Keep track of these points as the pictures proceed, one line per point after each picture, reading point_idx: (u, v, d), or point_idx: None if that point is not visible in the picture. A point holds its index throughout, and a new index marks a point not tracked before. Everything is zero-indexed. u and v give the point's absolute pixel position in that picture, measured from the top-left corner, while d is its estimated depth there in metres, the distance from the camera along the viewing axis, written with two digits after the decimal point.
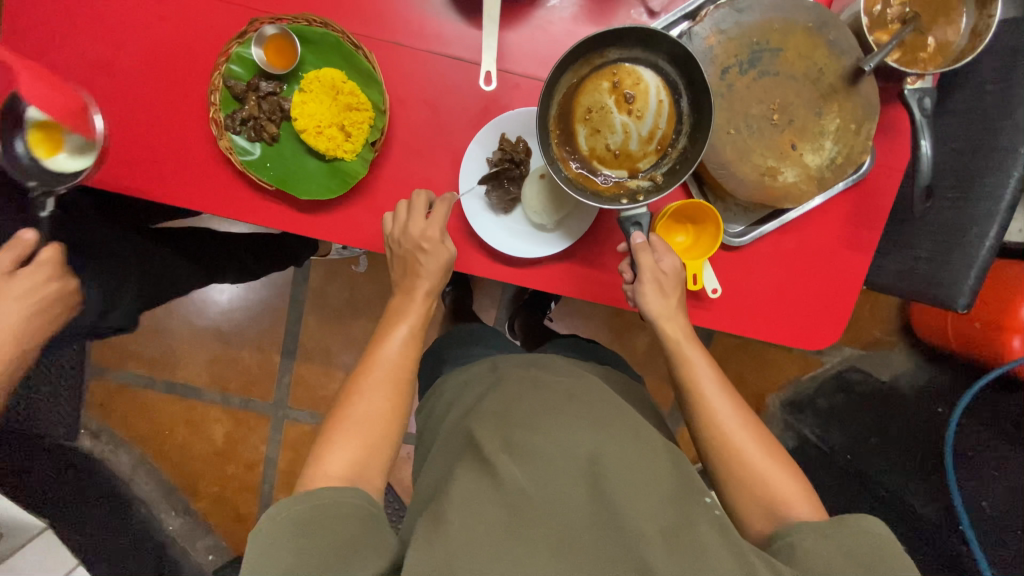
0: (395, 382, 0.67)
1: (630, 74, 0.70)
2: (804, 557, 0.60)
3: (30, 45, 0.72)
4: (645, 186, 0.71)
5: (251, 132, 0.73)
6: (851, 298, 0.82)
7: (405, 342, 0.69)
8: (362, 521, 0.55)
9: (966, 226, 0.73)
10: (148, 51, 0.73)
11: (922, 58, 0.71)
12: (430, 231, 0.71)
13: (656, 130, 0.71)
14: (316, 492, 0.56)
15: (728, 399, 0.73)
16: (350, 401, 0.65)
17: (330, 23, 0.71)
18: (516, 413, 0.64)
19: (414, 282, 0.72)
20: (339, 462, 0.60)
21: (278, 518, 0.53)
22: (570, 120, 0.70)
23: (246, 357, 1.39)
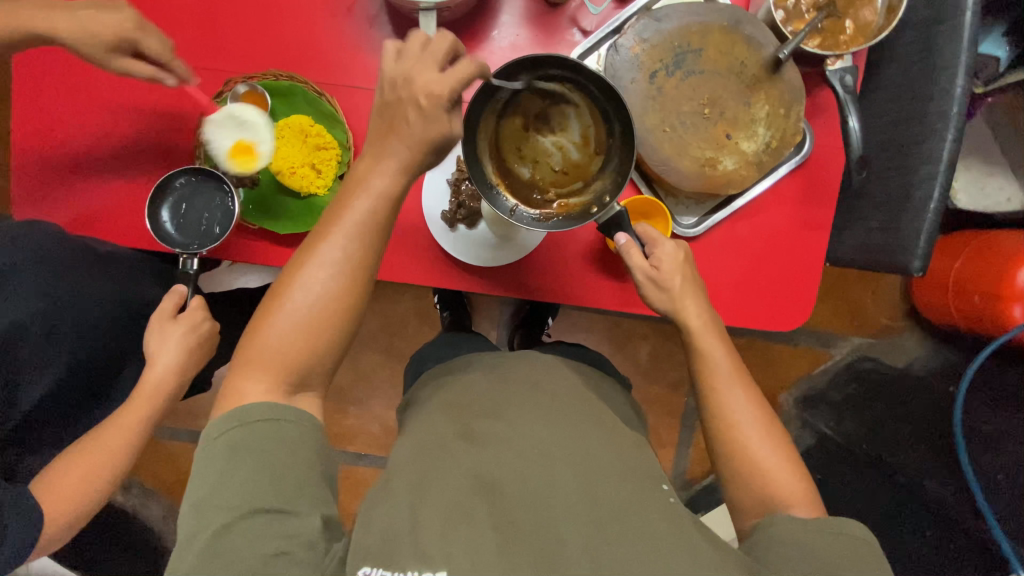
0: (348, 279, 0.61)
1: (535, 99, 0.73)
2: (777, 547, 0.61)
3: (40, 127, 0.81)
4: (603, 184, 0.73)
5: (234, 179, 0.82)
6: (813, 275, 0.84)
7: (354, 233, 0.61)
8: (301, 441, 0.57)
9: (909, 192, 0.75)
10: (141, 120, 0.82)
11: (842, 40, 0.75)
12: (433, 87, 0.57)
13: (587, 131, 0.73)
14: (248, 411, 0.57)
15: (743, 392, 0.74)
16: (287, 295, 0.60)
17: (294, 75, 0.79)
18: (484, 403, 0.67)
19: (386, 149, 0.61)
20: (268, 370, 0.58)
21: (216, 443, 0.56)
22: (511, 164, 0.75)
23: None
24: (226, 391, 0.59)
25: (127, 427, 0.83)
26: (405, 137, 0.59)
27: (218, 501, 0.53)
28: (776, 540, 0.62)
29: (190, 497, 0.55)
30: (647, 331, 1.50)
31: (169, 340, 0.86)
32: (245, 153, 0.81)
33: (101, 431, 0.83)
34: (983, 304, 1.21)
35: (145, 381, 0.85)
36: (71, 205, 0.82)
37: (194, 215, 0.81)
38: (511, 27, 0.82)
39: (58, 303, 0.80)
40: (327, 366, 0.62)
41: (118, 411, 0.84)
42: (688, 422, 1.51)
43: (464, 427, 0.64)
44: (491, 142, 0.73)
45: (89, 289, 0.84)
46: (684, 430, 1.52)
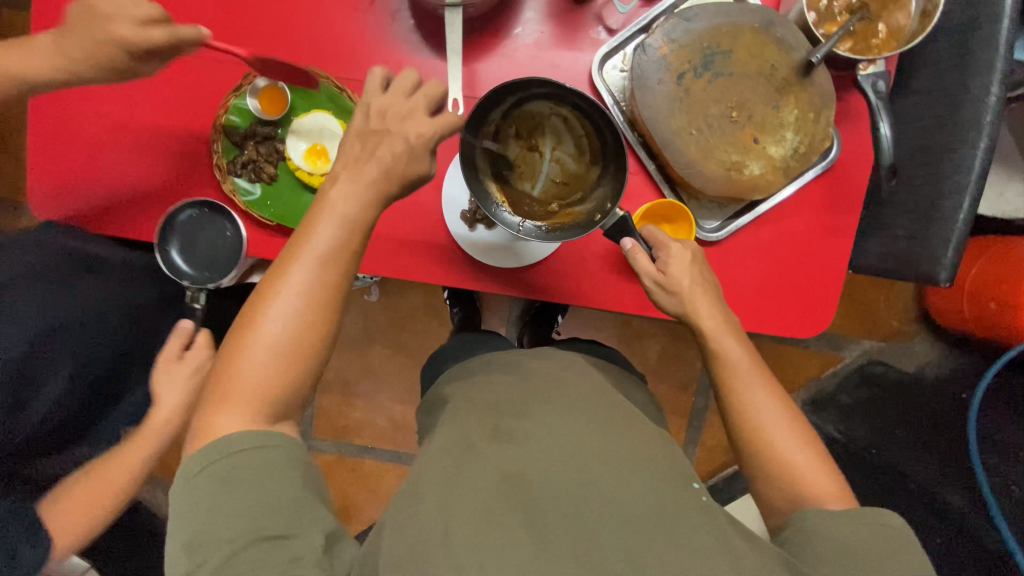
0: (317, 307, 0.58)
1: (527, 116, 0.76)
2: (818, 540, 0.61)
3: (56, 119, 0.80)
4: (604, 190, 0.76)
5: (251, 174, 0.80)
6: (836, 282, 0.83)
7: (323, 256, 0.58)
8: (292, 472, 0.55)
9: (938, 201, 0.74)
10: (157, 112, 0.81)
11: (874, 44, 0.74)
12: (420, 133, 0.59)
13: (581, 141, 0.77)
14: (224, 441, 0.54)
15: (764, 389, 0.73)
16: (256, 323, 0.57)
17: (316, 69, 0.78)
18: (508, 403, 0.66)
19: (360, 174, 0.59)
20: (243, 403, 0.56)
21: (199, 477, 0.54)
22: (510, 181, 0.78)
23: None
24: (201, 423, 0.57)
25: (132, 461, 0.88)
26: (386, 170, 0.59)
27: (214, 534, 0.51)
28: (816, 533, 0.62)
29: (181, 534, 0.53)
30: (657, 330, 1.49)
31: (175, 382, 0.88)
32: (318, 153, 0.81)
33: (108, 458, 0.89)
34: (999, 312, 1.20)
35: (150, 420, 0.88)
36: (85, 198, 0.81)
37: (204, 247, 0.84)
38: (535, 23, 0.81)
39: (54, 329, 0.81)
40: (298, 403, 0.60)
41: (125, 443, 0.89)
42: (696, 421, 1.51)
43: (488, 428, 0.63)
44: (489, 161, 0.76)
45: (81, 310, 0.84)
46: (691, 430, 1.52)
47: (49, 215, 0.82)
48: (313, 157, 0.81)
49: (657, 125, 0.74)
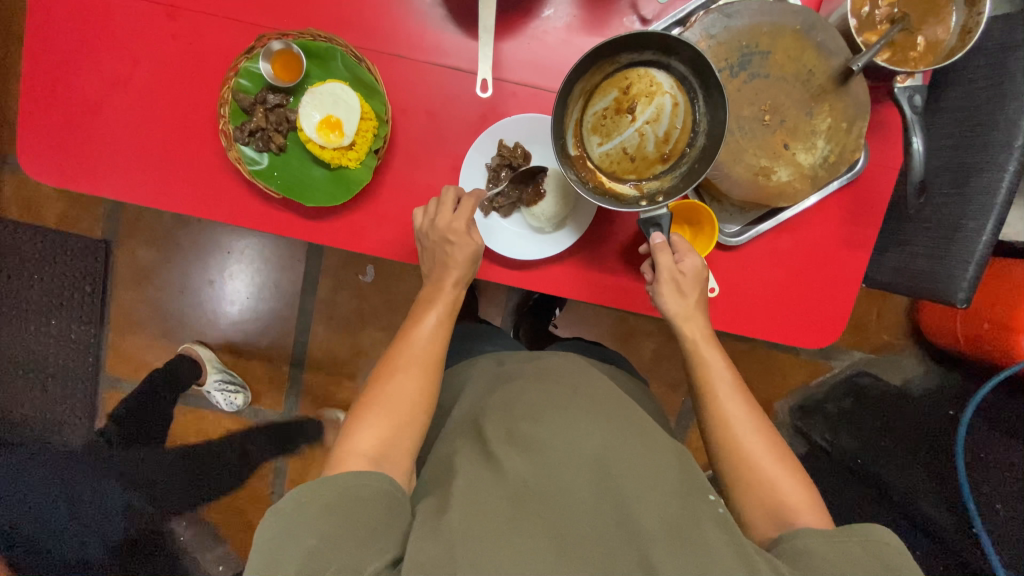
0: (424, 364, 0.68)
1: (644, 80, 0.70)
2: (810, 558, 0.57)
3: (50, 67, 0.75)
4: (660, 185, 0.71)
5: (260, 143, 0.76)
6: (850, 295, 0.83)
7: (434, 333, 0.71)
8: (383, 505, 0.56)
9: (961, 221, 0.74)
10: (160, 68, 0.76)
11: (912, 57, 0.72)
12: (455, 223, 0.72)
13: (672, 132, 0.70)
14: (339, 477, 0.56)
15: (742, 403, 0.71)
16: (382, 385, 0.66)
17: (334, 37, 0.74)
18: (523, 405, 0.64)
19: (443, 271, 0.73)
20: (367, 439, 0.61)
21: (304, 502, 0.53)
22: (583, 128, 0.71)
23: (256, 368, 1.40)
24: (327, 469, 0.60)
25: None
26: (445, 259, 0.73)
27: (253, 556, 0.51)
28: (808, 554, 0.58)
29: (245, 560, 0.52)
30: (652, 329, 1.47)
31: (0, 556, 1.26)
32: (335, 125, 0.74)
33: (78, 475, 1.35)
34: (991, 332, 1.21)
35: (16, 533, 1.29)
36: (78, 155, 0.77)
37: None
38: (566, 6, 0.77)
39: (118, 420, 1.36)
40: (409, 453, 0.63)
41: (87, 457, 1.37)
42: (684, 422, 1.51)
43: (505, 434, 0.61)
44: (582, 104, 0.70)
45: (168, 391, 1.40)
46: (679, 429, 1.51)
47: (37, 168, 0.77)
48: (328, 130, 0.74)
49: None
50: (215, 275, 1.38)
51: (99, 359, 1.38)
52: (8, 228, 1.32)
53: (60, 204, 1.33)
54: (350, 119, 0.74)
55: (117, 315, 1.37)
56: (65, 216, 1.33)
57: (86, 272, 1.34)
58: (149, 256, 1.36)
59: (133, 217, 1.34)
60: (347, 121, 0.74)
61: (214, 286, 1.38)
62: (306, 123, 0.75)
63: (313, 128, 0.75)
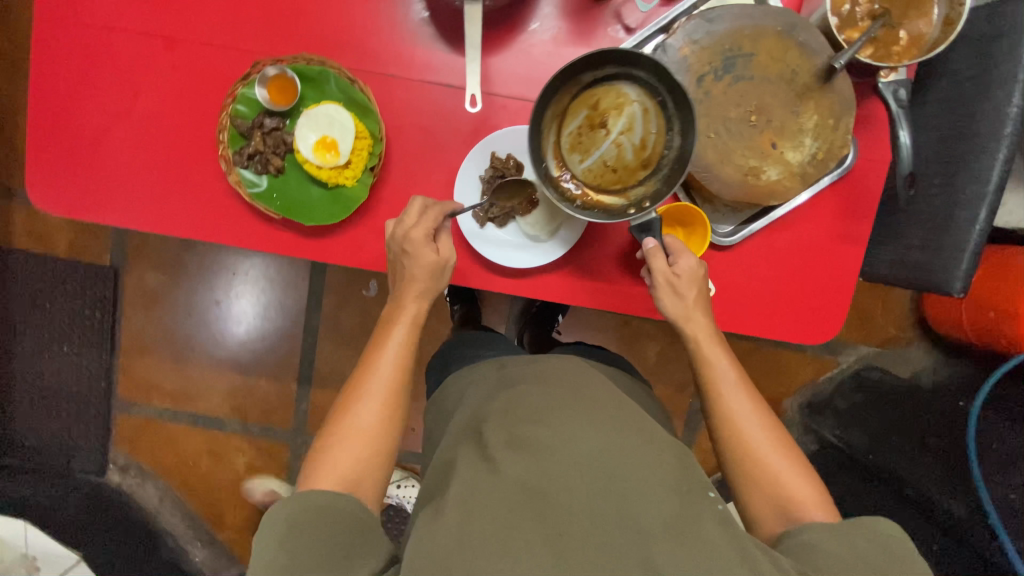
0: (390, 383, 0.70)
1: (611, 92, 0.71)
2: (817, 552, 0.57)
3: (55, 102, 0.78)
4: (646, 191, 0.71)
5: (259, 166, 0.78)
6: (846, 290, 0.83)
7: (398, 351, 0.72)
8: (352, 524, 0.59)
9: (954, 212, 0.74)
10: (161, 97, 0.78)
11: (895, 51, 0.73)
12: (416, 235, 0.72)
13: (648, 136, 0.71)
14: (307, 498, 0.60)
15: (749, 401, 0.71)
16: (349, 407, 0.68)
17: (327, 60, 0.76)
18: (523, 410, 0.65)
19: (407, 285, 0.74)
20: (335, 466, 0.64)
21: (276, 523, 0.58)
22: (561, 150, 0.72)
23: (264, 386, 1.41)
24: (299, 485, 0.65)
25: None
26: (410, 275, 0.73)
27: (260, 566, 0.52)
28: (815, 548, 0.58)
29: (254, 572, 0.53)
30: (655, 332, 1.47)
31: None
32: (331, 146, 0.77)
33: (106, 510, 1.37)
34: (997, 321, 1.20)
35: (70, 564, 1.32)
36: (84, 185, 0.79)
37: None
38: (552, 19, 0.79)
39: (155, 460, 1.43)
40: (380, 474, 0.67)
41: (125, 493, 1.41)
42: (693, 423, 1.50)
43: (504, 438, 0.62)
44: (555, 126, 0.72)
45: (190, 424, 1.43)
46: (688, 430, 1.51)
47: (46, 200, 0.80)
48: (325, 152, 0.77)
49: None
50: (222, 296, 1.40)
51: (112, 382, 1.40)
52: (19, 257, 1.35)
53: (69, 232, 1.36)
54: (345, 139, 0.76)
55: (128, 340, 1.40)
56: (75, 245, 1.36)
57: (97, 298, 1.37)
58: (156, 280, 1.38)
59: (140, 241, 1.36)
60: (343, 141, 0.76)
61: (220, 306, 1.40)
62: (301, 144, 0.77)
63: (310, 150, 0.77)
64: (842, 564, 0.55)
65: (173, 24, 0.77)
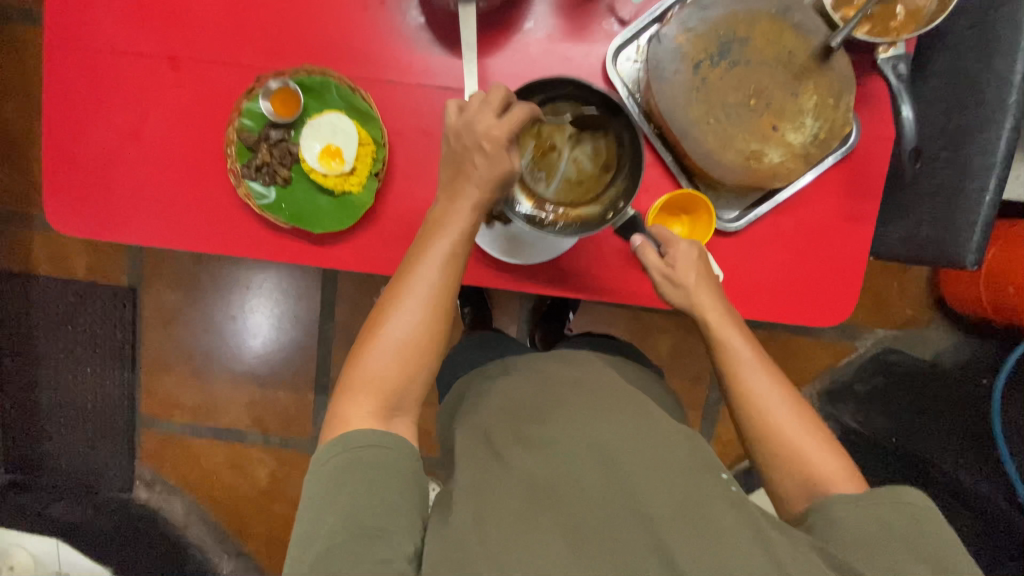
0: (434, 304, 0.64)
1: (547, 117, 0.75)
2: (843, 530, 0.57)
3: (68, 127, 0.80)
4: (616, 190, 0.75)
5: (267, 178, 0.79)
6: (856, 270, 0.82)
7: (444, 263, 0.65)
8: (395, 467, 0.58)
9: (962, 184, 0.73)
10: (169, 116, 0.80)
11: (893, 27, 0.72)
12: (495, 133, 0.63)
13: (597, 140, 0.75)
14: (346, 443, 0.59)
15: (768, 378, 0.69)
16: (384, 322, 0.63)
17: (328, 71, 0.78)
18: (534, 404, 0.66)
19: (467, 187, 0.65)
20: (370, 397, 0.61)
21: (319, 474, 0.57)
22: (525, 183, 0.76)
23: (283, 397, 1.43)
24: (331, 419, 0.62)
25: None
26: (477, 180, 0.65)
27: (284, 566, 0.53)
28: (841, 525, 0.57)
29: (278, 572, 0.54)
30: (668, 325, 1.46)
31: None
32: (336, 154, 0.79)
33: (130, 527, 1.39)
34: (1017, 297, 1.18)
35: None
36: (99, 206, 0.82)
37: None
38: (546, 17, 0.80)
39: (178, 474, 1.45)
40: (416, 396, 0.64)
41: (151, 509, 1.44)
42: (710, 415, 1.49)
43: (514, 436, 0.63)
44: None
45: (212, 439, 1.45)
46: (706, 423, 1.50)
47: (64, 221, 0.82)
48: (330, 161, 0.79)
49: (675, 116, 0.74)
50: (238, 311, 1.42)
51: (134, 401, 1.43)
52: (41, 282, 1.39)
53: (87, 255, 1.39)
54: (350, 146, 0.78)
55: (148, 358, 1.43)
56: (93, 268, 1.39)
57: (117, 318, 1.40)
58: (174, 298, 1.41)
59: (155, 260, 1.39)
60: (347, 150, 0.78)
61: (236, 320, 1.42)
62: (307, 155, 0.79)
63: (316, 160, 0.79)
64: (868, 539, 0.55)
65: (178, 45, 0.79)
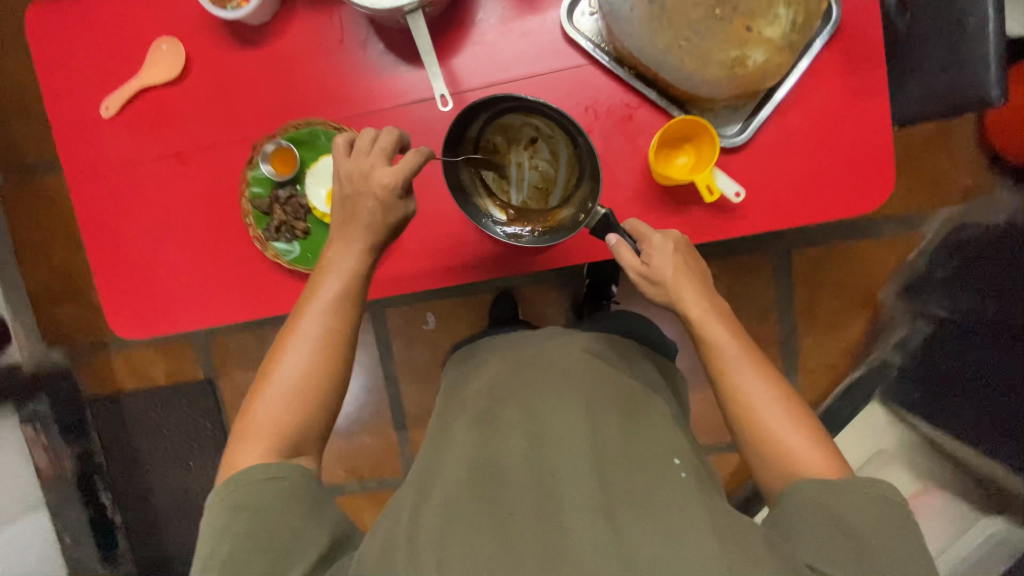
0: (326, 343, 0.71)
1: (500, 132, 0.84)
2: (793, 517, 0.63)
3: (109, 245, 0.89)
4: (581, 191, 0.83)
5: (288, 235, 0.84)
6: (883, 145, 0.78)
7: (329, 303, 0.72)
8: (293, 493, 0.65)
9: (962, 18, 0.72)
10: (188, 208, 0.87)
11: None
12: (383, 176, 0.70)
13: (551, 144, 0.84)
14: (244, 476, 0.64)
15: (757, 373, 0.71)
16: (277, 366, 0.70)
17: (312, 119, 0.82)
18: (513, 399, 0.77)
19: (353, 228, 0.73)
20: (262, 438, 0.67)
21: (217, 504, 0.64)
22: (495, 195, 0.86)
23: (368, 442, 1.49)
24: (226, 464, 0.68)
25: None
26: (367, 222, 0.72)
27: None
28: (797, 510, 0.63)
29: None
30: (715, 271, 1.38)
31: None
32: None
33: None
34: None
35: None
36: (150, 307, 0.89)
37: None
38: (494, 4, 0.82)
39: None
40: (316, 436, 0.71)
41: None
42: None
43: (475, 415, 0.76)
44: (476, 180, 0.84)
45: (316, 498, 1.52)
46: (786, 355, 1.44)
47: (127, 330, 0.90)
48: None
49: (645, 51, 0.74)
50: None
51: None
52: (130, 396, 1.52)
53: (163, 361, 1.51)
54: None
55: None
56: (172, 371, 1.51)
57: (200, 411, 1.51)
58: (247, 377, 1.50)
59: (222, 348, 1.49)
60: None
61: None
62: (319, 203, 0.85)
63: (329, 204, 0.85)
64: (815, 527, 0.60)
65: (179, 142, 0.86)
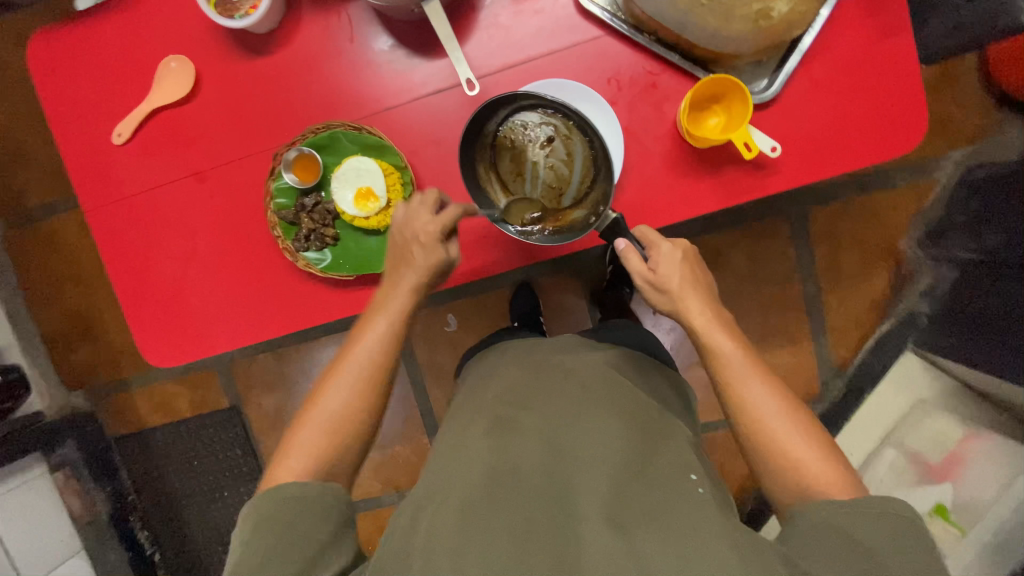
0: (364, 378, 0.71)
1: (516, 128, 0.76)
2: (805, 533, 0.59)
3: (133, 275, 0.87)
4: (596, 193, 0.76)
5: (317, 243, 0.83)
6: (914, 84, 0.76)
7: (375, 341, 0.72)
8: (326, 511, 0.63)
9: None
10: (210, 228, 0.85)
11: None
12: (429, 228, 0.71)
13: (569, 143, 0.76)
14: (280, 489, 0.64)
15: (764, 384, 0.69)
16: (322, 396, 0.71)
17: (330, 122, 0.81)
18: (537, 407, 0.72)
19: (399, 275, 0.73)
20: (303, 456, 0.67)
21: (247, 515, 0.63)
22: (507, 192, 0.79)
23: (402, 450, 1.47)
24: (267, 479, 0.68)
25: None
26: (413, 269, 0.73)
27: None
28: (811, 526, 0.59)
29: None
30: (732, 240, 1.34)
31: None
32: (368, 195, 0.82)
33: None
34: None
35: None
36: (181, 333, 0.87)
37: None
38: None
39: None
40: (352, 459, 0.70)
41: None
42: None
43: (491, 422, 0.71)
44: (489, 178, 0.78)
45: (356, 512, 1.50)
46: None
47: (161, 359, 0.89)
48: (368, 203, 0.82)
49: (665, 15, 0.73)
50: None
51: None
52: (157, 432, 1.50)
53: (186, 392, 1.49)
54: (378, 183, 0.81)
55: None
56: (195, 403, 1.49)
57: (228, 439, 1.48)
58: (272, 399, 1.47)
59: (244, 373, 1.47)
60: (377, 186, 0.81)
61: None
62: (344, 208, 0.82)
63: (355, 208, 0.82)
64: (826, 544, 0.56)
65: (194, 162, 0.84)
